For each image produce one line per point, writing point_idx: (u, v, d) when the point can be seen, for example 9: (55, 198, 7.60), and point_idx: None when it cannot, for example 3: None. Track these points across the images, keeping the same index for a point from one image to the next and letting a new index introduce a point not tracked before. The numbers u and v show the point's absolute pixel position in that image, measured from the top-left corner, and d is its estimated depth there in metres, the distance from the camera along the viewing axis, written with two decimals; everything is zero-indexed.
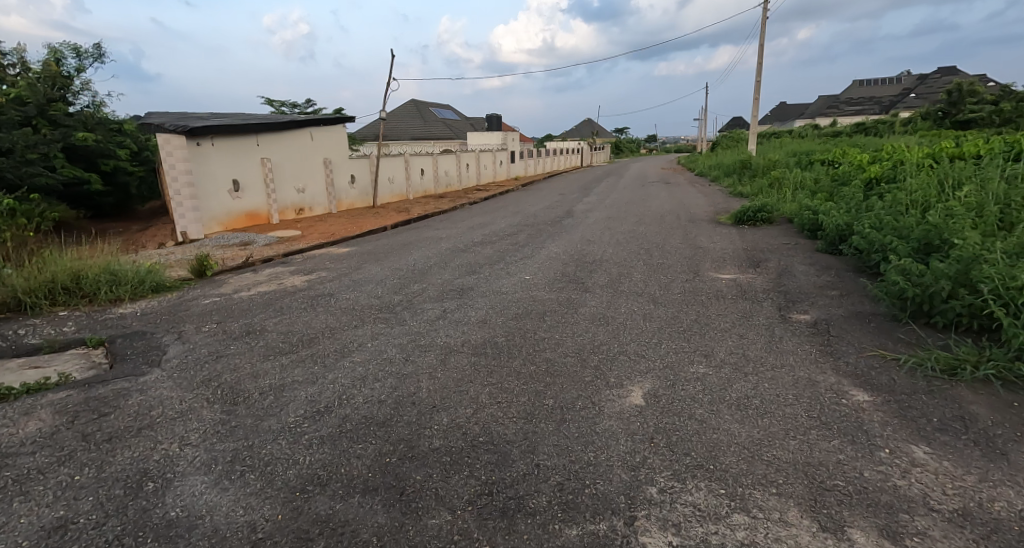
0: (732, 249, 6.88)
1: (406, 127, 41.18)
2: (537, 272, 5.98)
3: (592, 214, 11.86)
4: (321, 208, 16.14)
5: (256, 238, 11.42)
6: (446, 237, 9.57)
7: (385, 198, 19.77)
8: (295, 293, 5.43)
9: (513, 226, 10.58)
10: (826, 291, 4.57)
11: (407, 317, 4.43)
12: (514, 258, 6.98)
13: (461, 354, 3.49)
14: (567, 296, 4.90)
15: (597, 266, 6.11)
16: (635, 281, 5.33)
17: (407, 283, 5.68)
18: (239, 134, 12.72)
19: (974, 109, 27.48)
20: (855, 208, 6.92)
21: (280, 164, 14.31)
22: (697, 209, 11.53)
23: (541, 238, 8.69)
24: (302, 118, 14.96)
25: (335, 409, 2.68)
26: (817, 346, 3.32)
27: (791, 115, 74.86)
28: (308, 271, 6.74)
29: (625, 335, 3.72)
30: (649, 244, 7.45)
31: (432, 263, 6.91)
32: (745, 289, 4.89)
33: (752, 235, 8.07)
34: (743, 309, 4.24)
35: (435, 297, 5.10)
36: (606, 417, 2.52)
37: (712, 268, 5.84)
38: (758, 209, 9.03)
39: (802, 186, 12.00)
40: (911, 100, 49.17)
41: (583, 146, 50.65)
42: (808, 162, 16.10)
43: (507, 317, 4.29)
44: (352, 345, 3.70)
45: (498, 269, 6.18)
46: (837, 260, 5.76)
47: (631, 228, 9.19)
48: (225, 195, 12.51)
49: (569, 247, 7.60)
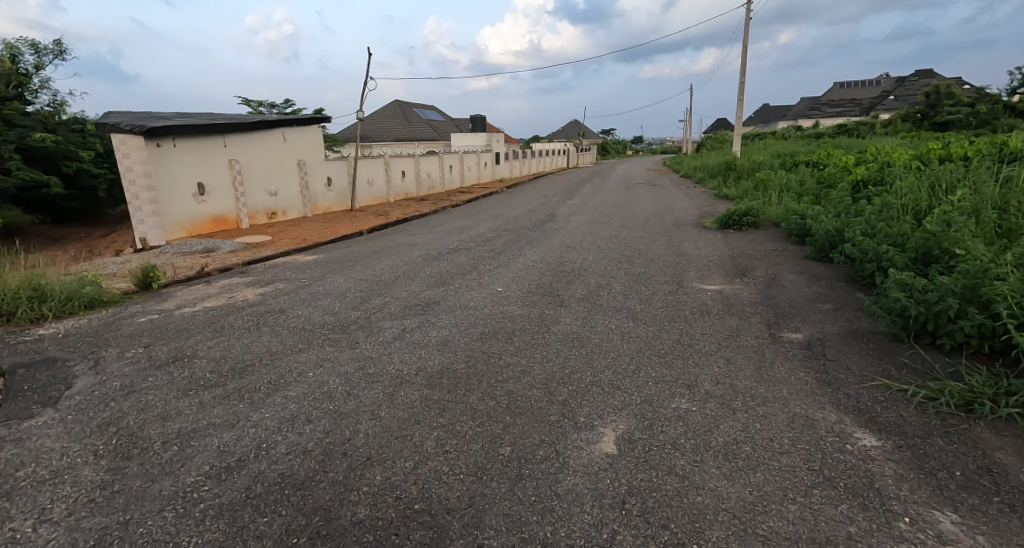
0: (717, 256, 6.55)
1: (389, 127, 40.57)
2: (510, 284, 5.58)
3: (574, 218, 11.52)
4: (295, 211, 15.57)
5: (221, 245, 10.86)
6: (421, 243, 9.13)
7: (364, 201, 19.23)
8: (243, 309, 4.97)
9: (492, 231, 10.18)
10: (819, 305, 4.22)
11: (361, 338, 3.98)
12: (489, 268, 6.58)
13: (412, 385, 3.07)
14: (540, 311, 4.51)
15: (574, 277, 5.73)
16: (614, 293, 4.95)
17: (368, 297, 5.24)
18: (204, 135, 12.13)
19: (951, 111, 27.77)
20: (844, 212, 6.62)
21: (250, 166, 13.72)
22: (682, 212, 11.24)
23: (519, 244, 8.30)
24: (274, 119, 14.38)
25: (248, 463, 2.23)
26: (813, 373, 2.95)
27: (774, 117, 75.61)
28: (264, 284, 6.27)
29: (598, 361, 3.33)
30: (631, 251, 7.10)
31: (400, 273, 6.48)
32: (731, 302, 4.53)
33: (738, 240, 7.76)
34: (730, 327, 3.87)
35: (397, 313, 4.67)
36: (571, 472, 2.12)
37: (696, 278, 5.48)
38: (744, 213, 8.75)
39: (787, 188, 11.77)
40: (890, 102, 49.86)
41: (568, 147, 50.49)
42: (793, 163, 15.94)
43: (472, 339, 3.88)
44: (290, 375, 3.24)
45: (469, 281, 5.77)
46: (827, 268, 5.44)
47: (613, 233, 8.84)
48: (189, 199, 11.93)
49: (547, 255, 7.22)
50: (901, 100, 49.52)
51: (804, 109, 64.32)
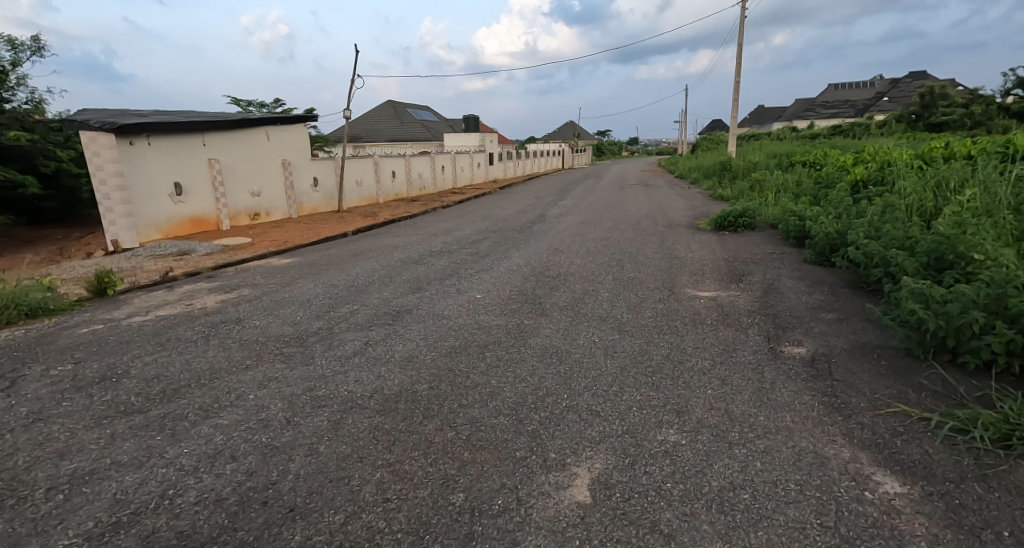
0: (710, 259, 6.21)
1: (381, 128, 40.13)
2: (490, 291, 5.21)
3: (565, 219, 11.18)
4: (279, 212, 15.16)
5: (197, 247, 10.45)
6: (403, 246, 8.75)
7: (353, 201, 18.81)
8: (198, 319, 4.58)
9: (478, 233, 9.81)
10: (822, 315, 3.86)
11: (318, 353, 3.59)
12: (470, 272, 6.20)
13: (363, 411, 2.68)
14: (518, 321, 4.15)
15: (559, 282, 5.38)
16: (599, 300, 4.58)
17: (336, 305, 4.85)
18: (181, 133, 11.72)
19: (946, 112, 27.64)
20: (845, 213, 6.28)
21: (231, 166, 13.30)
22: (676, 213, 10.91)
23: (505, 247, 7.93)
24: (257, 117, 13.96)
25: (143, 518, 1.84)
26: (819, 397, 2.58)
27: (768, 117, 75.61)
28: (229, 290, 5.88)
29: (577, 380, 2.96)
30: (621, 254, 6.75)
31: (375, 278, 6.11)
32: (726, 311, 4.17)
33: (733, 242, 7.44)
34: (725, 340, 3.50)
35: (363, 323, 4.29)
36: (532, 530, 1.74)
37: (688, 284, 5.13)
38: (739, 214, 8.42)
39: (784, 188, 11.45)
40: (884, 104, 49.89)
41: (563, 148, 50.18)
42: (790, 164, 15.64)
43: (440, 354, 3.50)
44: (227, 398, 2.84)
45: (447, 288, 5.41)
46: (828, 273, 5.09)
47: (603, 235, 8.50)
48: (165, 200, 11.52)
49: (532, 258, 6.87)
50: (895, 101, 49.56)
51: (798, 111, 64.34)
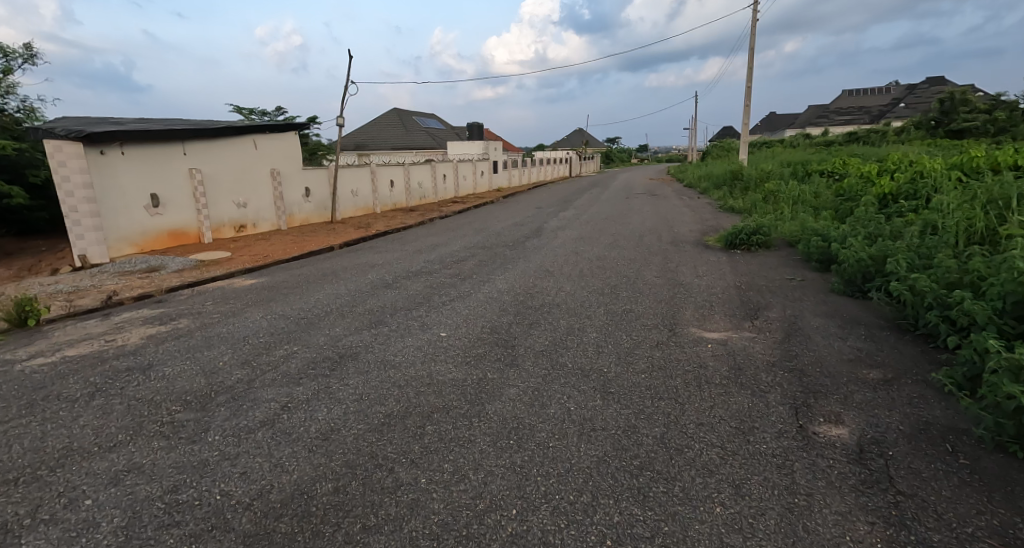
0: (720, 287, 5.40)
1: (386, 136, 39.78)
2: (458, 327, 4.44)
3: (563, 233, 10.43)
4: (267, 224, 14.61)
5: (169, 264, 9.89)
6: (383, 264, 8.04)
7: (347, 211, 18.27)
8: (107, 362, 3.87)
9: (467, 249, 9.09)
10: (864, 375, 3.01)
11: (216, 420, 2.82)
12: (444, 300, 5.46)
13: (224, 536, 1.89)
14: (481, 373, 3.38)
15: (540, 316, 4.62)
16: (583, 346, 3.78)
17: (274, 346, 4.11)
18: (158, 141, 11.22)
19: (967, 118, 26.53)
20: (878, 233, 5.43)
21: (214, 175, 12.80)
22: (682, 227, 10.12)
23: (491, 268, 7.17)
24: (243, 125, 13.46)
25: None
26: (881, 532, 1.76)
27: (780, 124, 74.38)
28: (169, 320, 5.20)
29: (536, 482, 2.16)
30: (617, 278, 5.97)
31: (335, 306, 5.39)
32: (740, 364, 3.33)
33: (745, 264, 6.62)
34: (740, 413, 2.67)
35: (294, 374, 3.53)
36: None
37: (692, 321, 4.30)
38: (752, 231, 7.59)
39: (802, 200, 10.58)
40: (900, 111, 48.64)
41: (570, 156, 49.54)
42: (805, 173, 14.73)
43: (369, 426, 2.72)
44: (50, 507, 2.06)
45: (410, 322, 4.67)
46: (862, 308, 4.25)
47: (600, 254, 7.73)
48: (141, 212, 11.01)
49: (517, 282, 6.12)
50: (910, 108, 48.36)
51: (810, 118, 63.21)
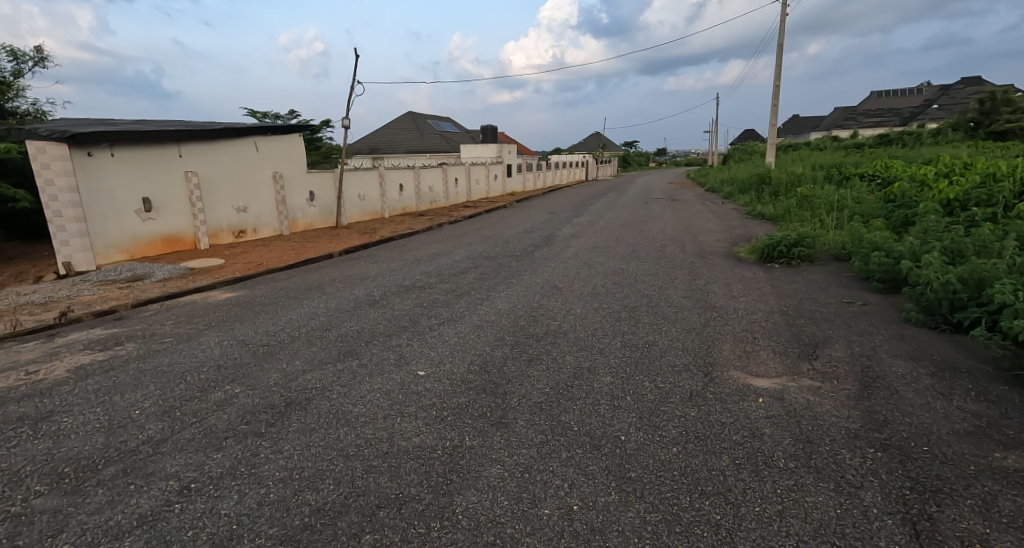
0: (761, 312, 4.51)
1: (400, 140, 39.44)
2: (442, 363, 3.65)
3: (577, 242, 9.61)
4: (268, 229, 14.11)
5: (156, 272, 9.31)
6: (376, 276, 7.32)
7: (354, 216, 17.74)
8: (9, 403, 3.15)
9: (470, 260, 8.34)
10: (999, 462, 2.10)
11: (79, 511, 2.02)
12: (433, 325, 4.70)
13: None
14: (456, 438, 2.57)
15: (543, 350, 3.80)
16: (592, 399, 2.93)
17: (214, 384, 3.34)
18: (150, 143, 10.72)
19: (1010, 119, 24.97)
20: (962, 250, 4.46)
21: (212, 179, 12.29)
22: (707, 236, 9.23)
23: (492, 283, 6.39)
24: (242, 126, 12.97)
25: None
26: None
27: (805, 128, 72.34)
28: (116, 342, 4.49)
29: None
30: (636, 298, 5.13)
31: (307, 329, 4.65)
32: (808, 434, 2.43)
33: (786, 281, 5.71)
34: (826, 531, 1.78)
35: (218, 427, 2.74)
36: None
37: (733, 362, 3.41)
38: (792, 243, 6.68)
39: (842, 207, 9.57)
40: (934, 113, 46.62)
41: (586, 159, 48.63)
42: (842, 177, 13.67)
43: (284, 533, 1.90)
44: None
45: (386, 355, 3.90)
46: (955, 348, 3.32)
47: (617, 267, 6.89)
48: (132, 216, 10.47)
49: (520, 302, 5.32)
50: (943, 110, 46.36)
51: (836, 120, 61.21)
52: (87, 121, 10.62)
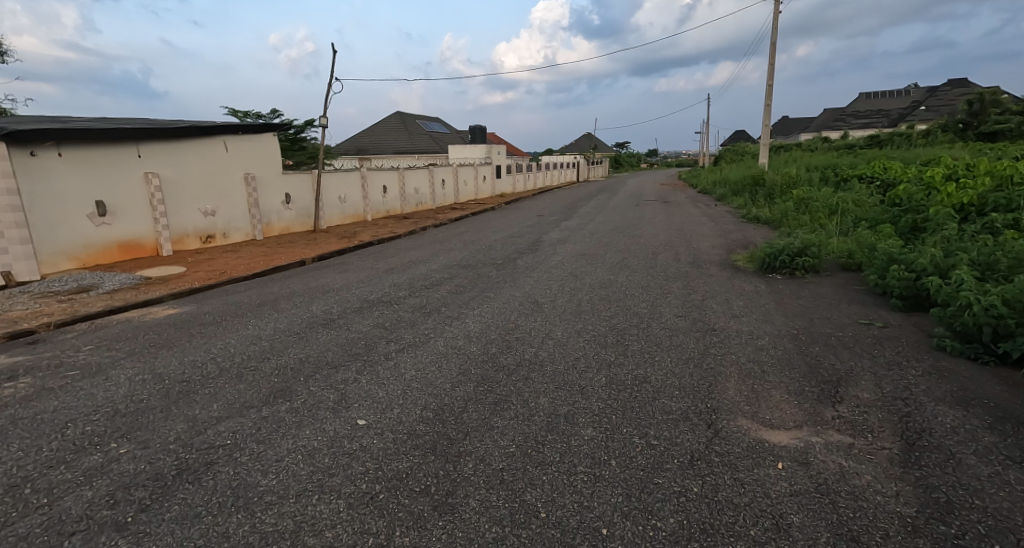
0: (768, 336, 3.92)
1: (388, 140, 38.70)
2: (390, 407, 3.01)
3: (563, 249, 9.03)
4: (239, 233, 13.38)
5: (106, 281, 8.57)
6: (342, 288, 6.66)
7: (334, 219, 17.04)
8: None
9: (447, 269, 7.73)
10: None
11: None
12: (391, 352, 4.06)
13: None
14: (385, 531, 1.93)
15: (513, 388, 3.18)
16: (566, 465, 2.30)
17: (95, 439, 2.65)
18: (104, 143, 9.99)
19: (1000, 120, 24.81)
20: (996, 264, 3.90)
21: (176, 180, 11.55)
22: (702, 242, 8.68)
23: (467, 299, 5.77)
24: (209, 125, 12.26)
25: None
26: None
27: (795, 129, 72.53)
28: (11, 375, 3.79)
29: None
30: (625, 319, 4.53)
31: (242, 357, 3.98)
32: (852, 528, 1.82)
33: (791, 295, 5.14)
34: None
35: (70, 513, 2.05)
36: None
37: (741, 408, 2.81)
38: (796, 252, 6.13)
39: (844, 210, 9.05)
40: (922, 114, 46.72)
41: (577, 159, 48.16)
42: (839, 179, 13.19)
43: None
44: None
45: (325, 395, 3.25)
46: (1008, 390, 2.75)
47: (605, 278, 6.30)
48: (85, 221, 9.71)
49: (494, 323, 4.70)
50: (931, 111, 46.50)
51: (825, 122, 61.38)
52: (34, 119, 9.84)
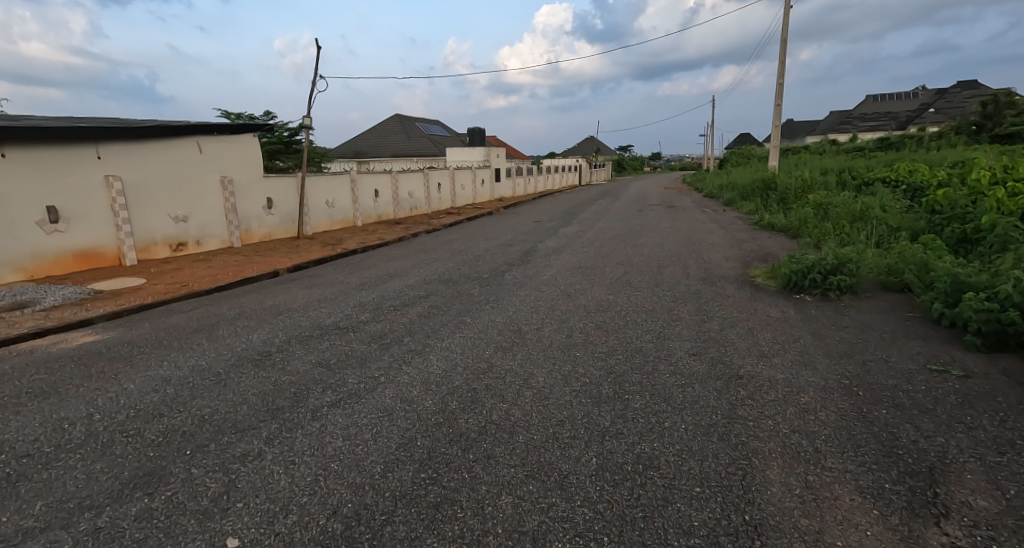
0: (813, 390, 3.00)
1: (386, 143, 37.95)
2: (288, 510, 2.09)
3: (559, 260, 8.15)
4: (215, 241, 12.53)
5: (48, 296, 7.69)
6: (300, 308, 5.78)
7: (322, 225, 16.20)
8: None
9: (425, 285, 6.84)
10: None
11: None
12: (323, 404, 3.16)
13: None
14: None
15: (467, 477, 2.27)
16: None
17: None
18: (57, 142, 9.17)
19: (1017, 122, 23.70)
20: None
21: (142, 183, 10.71)
22: (713, 253, 7.78)
23: (438, 325, 4.88)
24: (181, 125, 11.44)
25: None
26: None
27: (800, 132, 71.51)
28: None
29: None
30: (625, 361, 3.63)
31: (129, 411, 3.07)
32: None
33: (830, 325, 4.21)
34: None
35: None
36: None
37: (800, 528, 1.88)
38: (829, 270, 5.21)
39: (873, 218, 8.09)
40: (930, 116, 45.60)
41: (579, 163, 47.17)
42: (859, 184, 12.20)
43: None
44: None
45: (209, 479, 2.32)
46: None
47: (603, 300, 5.40)
48: (33, 229, 8.91)
49: (463, 362, 3.81)
50: (940, 113, 45.35)
51: (831, 124, 60.29)
52: None
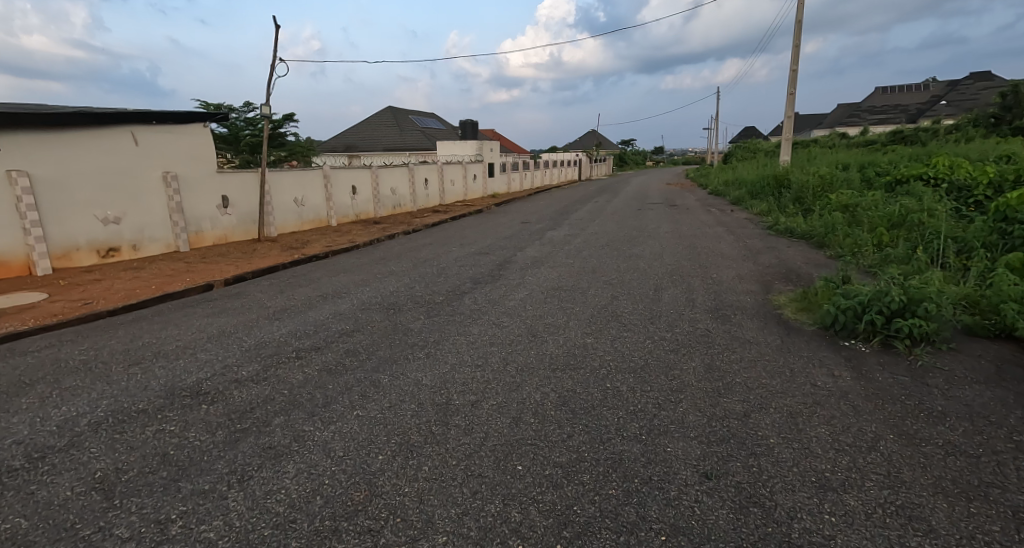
0: None
1: (377, 137, 36.38)
2: None
3: (537, 276, 6.68)
4: (158, 245, 11.06)
5: None
6: (173, 352, 4.30)
7: (289, 225, 14.71)
8: None
9: (359, 313, 5.38)
10: None
11: None
12: None
13: None
14: None
15: None
16: None
17: None
18: None
19: None
20: None
21: (60, 179, 9.24)
22: (724, 269, 6.29)
23: (337, 392, 3.40)
24: (109, 112, 9.92)
25: None
26: None
27: (807, 126, 69.43)
28: None
29: None
30: (593, 497, 2.13)
31: None
32: None
33: (915, 408, 2.73)
34: None
35: None
36: None
37: None
38: (897, 308, 3.72)
39: (923, 224, 6.56)
40: (942, 109, 43.67)
41: (580, 159, 45.39)
42: (890, 180, 10.61)
43: None
44: None
45: None
46: None
47: (578, 349, 3.92)
48: None
49: (330, 486, 2.32)
50: (953, 105, 43.46)
51: (840, 118, 58.28)
52: None
